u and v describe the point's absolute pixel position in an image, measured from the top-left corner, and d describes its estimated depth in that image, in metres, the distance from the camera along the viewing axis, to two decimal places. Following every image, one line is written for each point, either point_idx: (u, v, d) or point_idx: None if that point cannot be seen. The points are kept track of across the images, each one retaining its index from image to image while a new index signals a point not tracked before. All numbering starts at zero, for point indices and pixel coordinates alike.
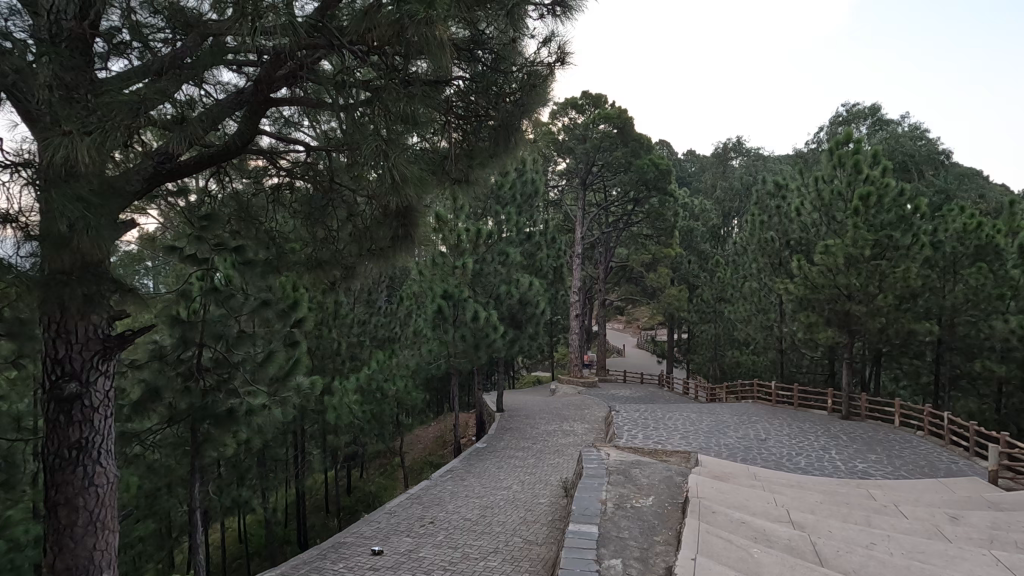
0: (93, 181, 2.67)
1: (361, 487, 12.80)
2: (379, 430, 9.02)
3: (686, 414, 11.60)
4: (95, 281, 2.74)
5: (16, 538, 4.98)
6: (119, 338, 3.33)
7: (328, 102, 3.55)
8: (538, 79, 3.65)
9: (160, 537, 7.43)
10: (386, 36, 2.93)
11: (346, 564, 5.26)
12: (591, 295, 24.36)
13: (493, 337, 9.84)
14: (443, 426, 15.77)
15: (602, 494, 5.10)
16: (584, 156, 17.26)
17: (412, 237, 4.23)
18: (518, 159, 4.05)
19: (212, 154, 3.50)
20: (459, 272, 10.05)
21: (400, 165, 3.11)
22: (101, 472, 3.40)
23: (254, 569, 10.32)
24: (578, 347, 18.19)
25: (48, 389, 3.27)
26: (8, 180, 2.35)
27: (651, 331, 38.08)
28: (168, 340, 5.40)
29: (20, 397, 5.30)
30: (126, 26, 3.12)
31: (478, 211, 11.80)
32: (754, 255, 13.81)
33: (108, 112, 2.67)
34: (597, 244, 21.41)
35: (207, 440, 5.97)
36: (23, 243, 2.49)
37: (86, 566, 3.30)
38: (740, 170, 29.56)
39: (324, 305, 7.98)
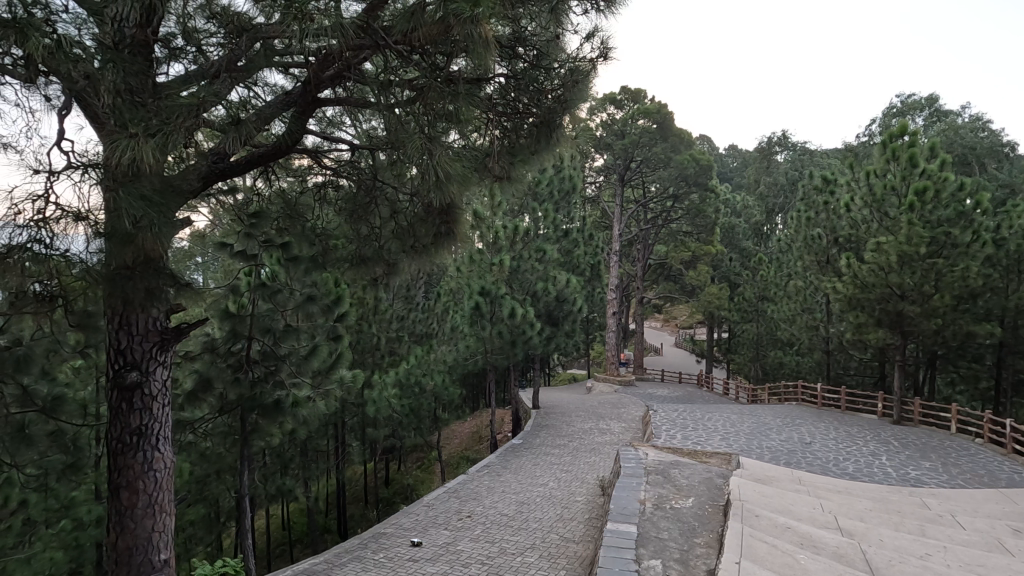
0: (154, 181, 2.77)
1: (399, 479, 13.06)
2: (417, 424, 9.18)
3: (725, 415, 11.36)
4: (156, 276, 2.91)
5: (80, 517, 5.46)
6: (176, 330, 3.52)
7: (372, 102, 3.60)
8: (580, 76, 3.66)
9: (209, 521, 7.79)
10: (430, 36, 2.95)
11: (386, 555, 5.38)
12: (628, 293, 24.06)
13: (530, 335, 9.79)
14: (478, 423, 15.86)
15: (641, 493, 5.05)
16: (623, 151, 16.97)
17: (455, 234, 4.29)
18: (559, 157, 4.06)
19: (262, 154, 3.61)
20: (495, 269, 10.05)
21: (444, 163, 3.15)
22: (159, 458, 3.57)
23: (296, 556, 10.67)
24: (614, 346, 18.00)
25: (111, 377, 3.45)
26: (79, 180, 2.47)
27: (690, 331, 37.40)
28: (219, 333, 5.63)
29: (85, 385, 5.63)
30: (182, 32, 3.29)
31: (515, 208, 11.77)
32: (801, 253, 13.34)
33: (170, 115, 2.82)
34: (635, 242, 21.12)
35: (254, 430, 6.20)
36: (93, 240, 2.59)
37: (145, 546, 3.48)
38: (785, 164, 28.52)
39: (365, 301, 8.18)
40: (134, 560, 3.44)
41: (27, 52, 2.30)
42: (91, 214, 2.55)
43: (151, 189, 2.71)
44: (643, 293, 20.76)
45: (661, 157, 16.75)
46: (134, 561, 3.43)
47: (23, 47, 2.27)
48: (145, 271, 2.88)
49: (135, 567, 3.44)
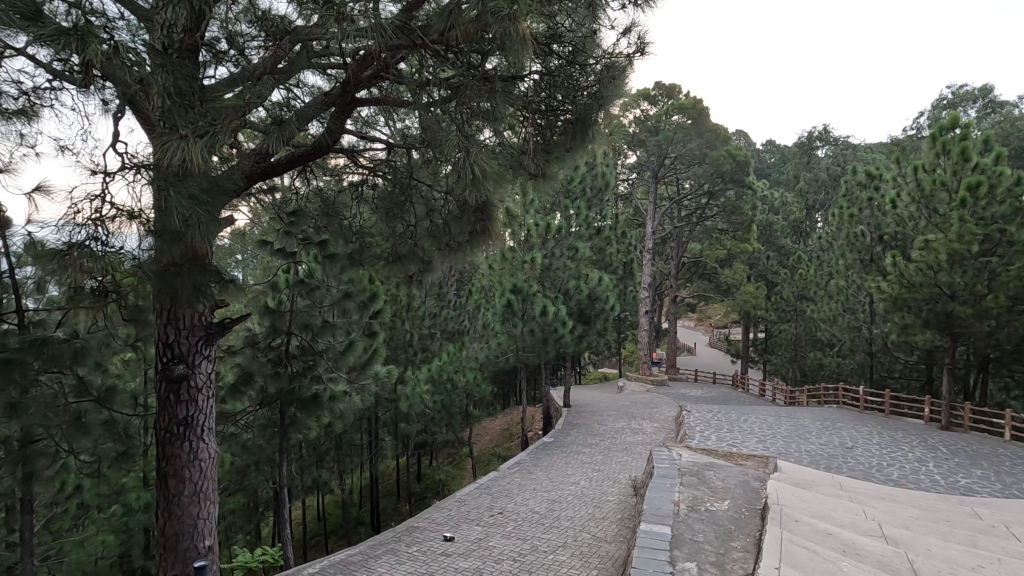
0: (202, 180, 2.86)
1: (430, 474, 13.26)
2: (448, 420, 9.27)
3: (762, 417, 11.08)
4: (202, 272, 3.03)
5: (129, 502, 5.94)
6: (220, 325, 3.64)
7: (408, 101, 3.65)
8: (617, 72, 3.62)
9: (249, 510, 8.07)
10: (466, 34, 2.96)
11: (419, 548, 5.45)
12: (661, 292, 23.71)
13: (561, 333, 9.67)
14: (509, 420, 15.92)
15: (675, 494, 5.00)
16: (656, 148, 16.72)
17: (490, 231, 4.31)
18: (593, 155, 4.03)
19: (301, 154, 3.72)
20: (527, 267, 10.02)
21: (480, 159, 3.14)
22: (203, 448, 3.70)
23: (331, 547, 10.95)
24: (646, 345, 17.78)
25: (160, 370, 3.59)
26: (131, 180, 2.57)
27: (724, 330, 36.70)
28: (260, 328, 5.82)
29: (134, 376, 5.89)
30: (224, 36, 3.41)
31: (547, 206, 11.73)
32: (842, 251, 12.91)
33: (217, 117, 2.92)
34: (669, 239, 20.79)
35: (293, 423, 6.39)
36: (145, 239, 2.67)
37: (190, 533, 3.62)
38: (827, 158, 27.50)
39: (398, 298, 8.30)
40: (180, 545, 3.58)
41: (86, 59, 2.40)
42: (143, 213, 2.61)
43: (199, 188, 2.81)
44: (676, 292, 20.45)
45: (696, 154, 16.41)
46: (180, 546, 3.57)
47: (82, 54, 2.38)
48: (192, 267, 3.00)
49: (181, 552, 3.58)
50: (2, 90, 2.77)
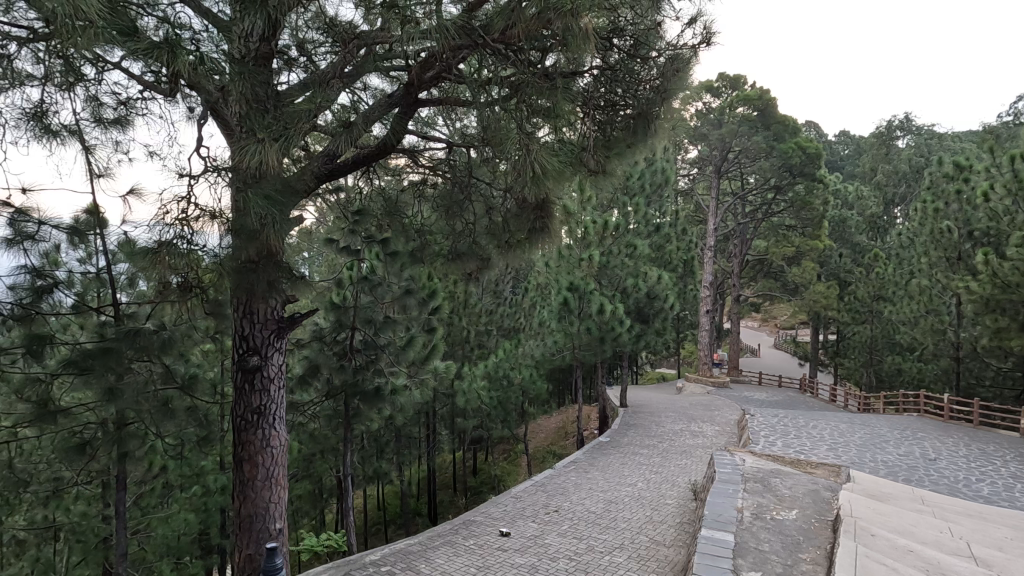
0: (275, 181, 3.01)
1: (486, 469, 13.43)
2: (504, 416, 9.34)
3: (833, 424, 10.49)
4: (275, 269, 3.20)
5: (207, 484, 6.34)
6: (291, 319, 3.83)
7: (468, 100, 3.69)
8: (681, 64, 3.52)
9: (315, 496, 8.45)
10: (526, 31, 2.95)
11: (476, 541, 5.53)
12: (722, 291, 22.92)
13: (619, 332, 9.47)
14: (564, 418, 15.87)
15: (738, 500, 4.81)
16: (719, 142, 16.17)
17: (550, 228, 4.25)
18: (654, 150, 3.94)
19: (366, 155, 3.84)
20: (584, 264, 9.94)
21: (541, 156, 3.13)
22: (275, 436, 3.90)
23: (390, 535, 11.32)
24: (707, 345, 17.24)
25: (236, 361, 3.82)
26: (213, 181, 2.75)
27: (791, 332, 35.08)
28: (327, 322, 6.10)
29: (212, 366, 6.29)
30: (295, 43, 3.60)
31: (604, 203, 11.58)
32: (925, 248, 12.01)
33: (291, 121, 3.07)
34: (732, 236, 20.04)
35: (356, 414, 6.64)
36: (224, 237, 2.85)
37: (263, 515, 3.82)
38: (910, 147, 25.50)
39: (456, 295, 8.44)
40: (254, 526, 3.80)
41: (176, 69, 2.58)
42: (222, 213, 2.81)
43: (274, 188, 2.96)
44: (739, 291, 19.70)
45: (762, 147, 15.67)
46: (253, 527, 3.79)
47: (172, 65, 2.55)
48: (267, 264, 3.16)
49: (255, 533, 3.80)
50: (102, 101, 3.03)
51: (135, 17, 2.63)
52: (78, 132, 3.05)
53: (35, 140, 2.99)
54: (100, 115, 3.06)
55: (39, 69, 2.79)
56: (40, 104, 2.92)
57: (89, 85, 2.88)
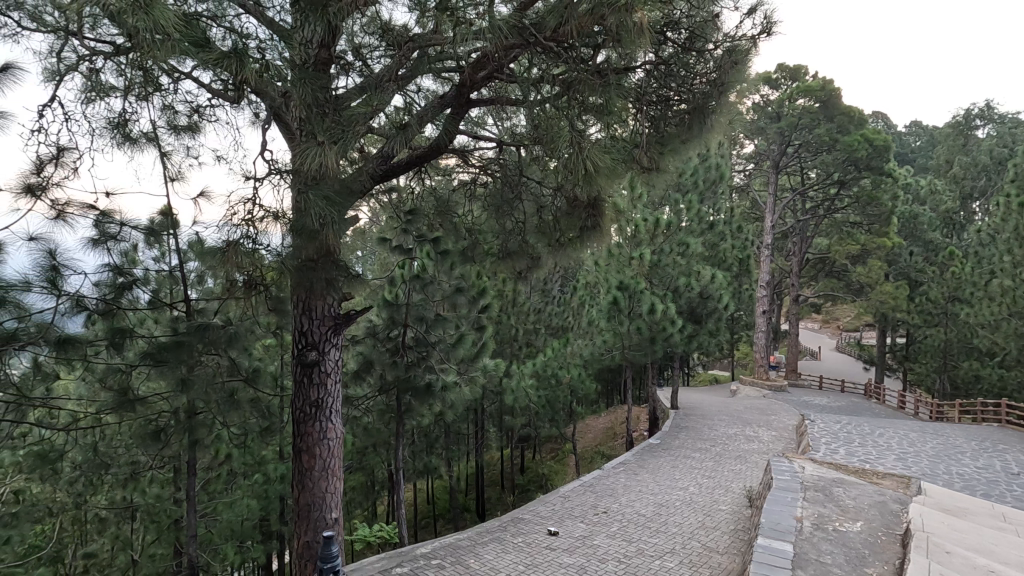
0: (334, 183, 3.12)
1: (534, 468, 13.45)
2: (552, 415, 9.33)
3: (901, 432, 9.88)
4: (333, 267, 3.32)
5: (268, 473, 6.64)
6: (347, 316, 3.97)
7: (519, 100, 3.70)
8: (739, 55, 3.40)
9: (367, 487, 8.71)
10: (577, 28, 2.93)
11: (524, 539, 5.55)
12: (780, 290, 22.05)
13: (670, 332, 9.25)
14: (613, 419, 15.69)
15: (797, 510, 4.61)
16: (778, 135, 15.58)
17: (601, 227, 4.21)
18: (709, 145, 3.84)
19: (419, 155, 3.92)
20: (635, 263, 9.77)
21: (593, 154, 3.11)
22: (331, 428, 4.04)
23: (439, 529, 11.52)
24: (763, 347, 16.63)
25: (296, 355, 3.99)
26: (276, 183, 2.90)
27: (856, 335, 33.31)
28: (380, 319, 6.28)
29: (273, 360, 6.59)
30: (350, 48, 3.71)
31: (656, 201, 11.35)
32: (1008, 246, 11.12)
33: (349, 123, 3.16)
34: (791, 234, 19.24)
35: (409, 409, 6.79)
36: (286, 237, 2.99)
37: (320, 504, 3.96)
38: (991, 137, 23.69)
39: (505, 293, 8.50)
40: (312, 514, 3.95)
41: (244, 76, 2.71)
42: (283, 214, 2.95)
43: (333, 189, 3.07)
44: (799, 291, 18.88)
45: (825, 140, 14.88)
46: (312, 515, 3.94)
47: (240, 73, 2.69)
48: (326, 262, 3.28)
49: (313, 521, 3.95)
50: (176, 109, 3.22)
51: (205, 28, 2.78)
52: (155, 138, 3.27)
53: (117, 147, 3.22)
54: (174, 122, 3.27)
55: (122, 81, 3.01)
56: (123, 113, 3.15)
57: (165, 94, 3.08)
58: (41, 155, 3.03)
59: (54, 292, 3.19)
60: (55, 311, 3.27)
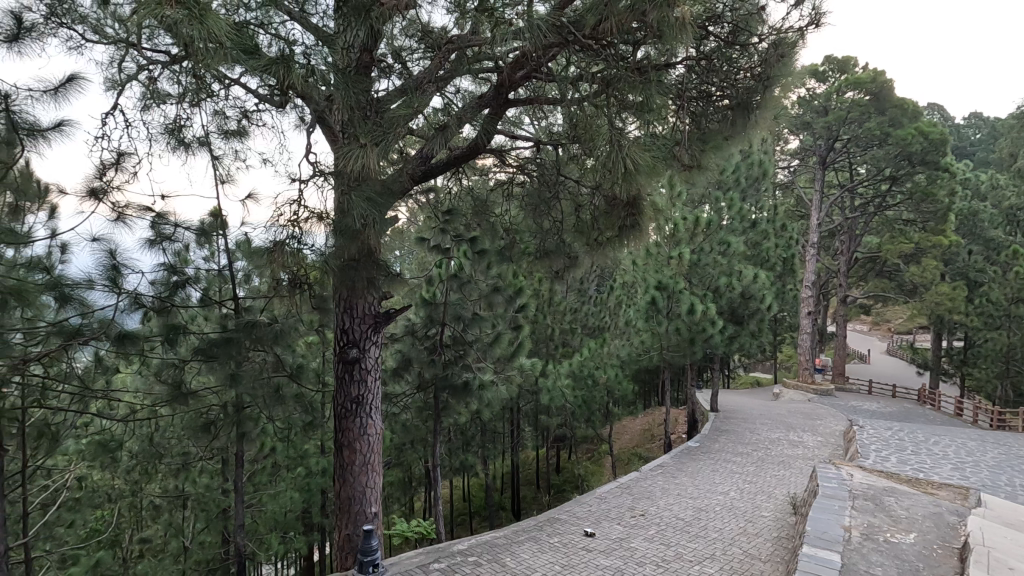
0: (375, 184, 3.18)
1: (569, 468, 13.39)
2: (589, 415, 9.26)
3: (959, 441, 9.38)
4: (374, 266, 3.39)
5: (310, 467, 6.82)
6: (386, 314, 4.04)
7: (557, 98, 3.68)
8: (785, 49, 3.30)
9: (405, 482, 8.84)
10: (616, 25, 2.89)
11: (560, 540, 5.53)
12: (826, 291, 21.27)
13: (710, 333, 9.02)
14: (650, 421, 15.47)
15: (845, 519, 4.43)
16: (825, 130, 15.03)
17: (641, 226, 4.05)
18: (753, 141, 3.73)
19: (459, 155, 3.97)
20: (674, 262, 9.58)
21: (633, 152, 3.07)
22: (371, 424, 4.12)
23: (475, 527, 11.61)
24: (808, 349, 16.08)
25: (338, 352, 4.09)
26: (320, 184, 2.98)
27: (909, 337, 31.81)
28: (418, 317, 6.38)
29: (315, 357, 6.76)
30: (390, 51, 3.77)
31: (696, 199, 11.13)
32: None
33: (391, 125, 3.22)
34: (839, 232, 18.53)
35: (446, 407, 6.87)
36: (328, 237, 3.07)
37: (360, 499, 4.05)
38: None
39: (541, 292, 8.49)
40: (353, 508, 4.04)
41: (291, 81, 2.80)
42: (326, 215, 3.04)
43: (374, 191, 3.13)
44: (846, 291, 18.18)
45: (876, 134, 14.24)
46: (352, 509, 4.03)
47: (287, 79, 2.78)
48: (367, 262, 3.36)
49: (353, 515, 4.04)
50: (226, 114, 3.34)
51: (254, 36, 2.88)
52: (207, 143, 3.41)
53: (172, 151, 3.37)
54: (225, 127, 3.39)
55: (176, 88, 3.15)
56: (177, 119, 3.29)
57: (217, 100, 3.19)
58: (103, 161, 3.20)
59: (115, 290, 3.35)
60: (115, 308, 3.38)
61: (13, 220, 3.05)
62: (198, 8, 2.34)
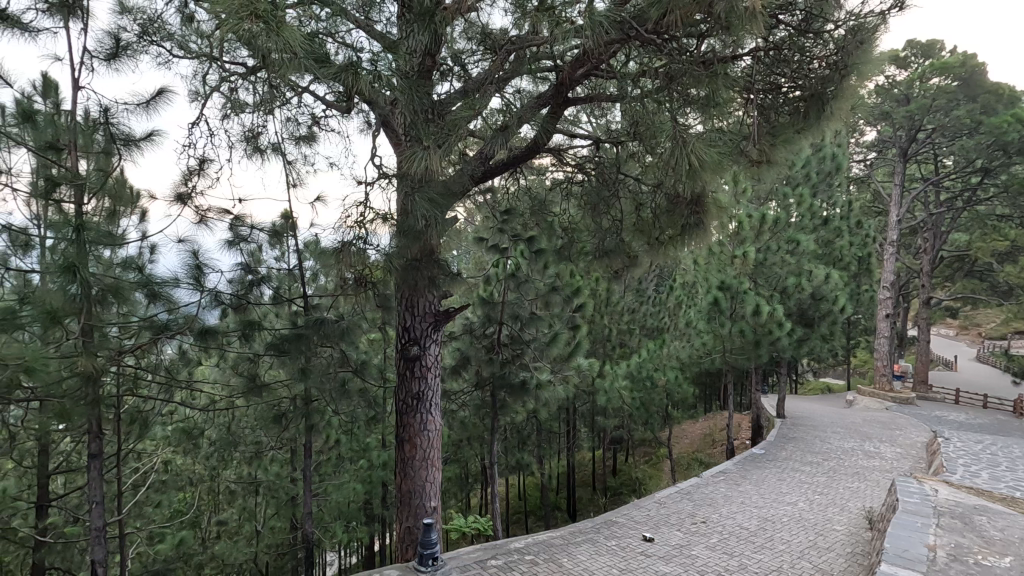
0: (438, 186, 3.24)
1: (626, 471, 13.19)
2: (647, 418, 9.06)
3: None
4: (434, 265, 3.47)
5: (372, 459, 7.06)
6: (446, 312, 4.12)
7: (618, 95, 3.63)
8: (864, 35, 3.10)
9: (462, 478, 9.00)
10: (681, 18, 2.80)
11: (618, 543, 5.45)
12: (907, 292, 19.88)
13: (778, 335, 8.52)
14: (711, 425, 15.00)
15: (929, 537, 4.12)
16: (906, 120, 14.05)
17: (704, 224, 3.90)
18: (828, 134, 3.52)
19: (518, 156, 3.99)
20: (738, 262, 9.14)
21: (699, 149, 2.97)
22: (431, 419, 4.21)
23: (530, 526, 11.65)
24: (886, 354, 15.06)
25: (400, 349, 4.21)
26: (385, 187, 3.12)
27: (1003, 343, 29.17)
28: (476, 316, 6.48)
29: (377, 353, 7.00)
30: (450, 55, 3.83)
31: (762, 195, 10.68)
32: None
33: (453, 127, 3.27)
34: (922, 229, 17.25)
35: (503, 405, 6.93)
36: (389, 238, 3.15)
37: (420, 493, 4.14)
38: None
39: (598, 292, 8.41)
40: (413, 501, 4.13)
41: (359, 87, 2.91)
42: (389, 216, 3.14)
43: (437, 192, 3.19)
44: (930, 293, 16.90)
45: (965, 122, 13.15)
46: (412, 502, 4.12)
47: (355, 85, 2.89)
48: (428, 261, 3.44)
49: (414, 508, 4.13)
50: (297, 120, 3.51)
51: (324, 45, 3.00)
52: (280, 149, 3.59)
53: (248, 157, 3.57)
54: (295, 132, 3.56)
55: (253, 97, 3.33)
56: (253, 127, 3.48)
57: (289, 107, 3.36)
58: (188, 168, 3.43)
59: (199, 288, 3.65)
60: (198, 304, 3.68)
61: (111, 223, 3.17)
62: (275, 22, 2.47)
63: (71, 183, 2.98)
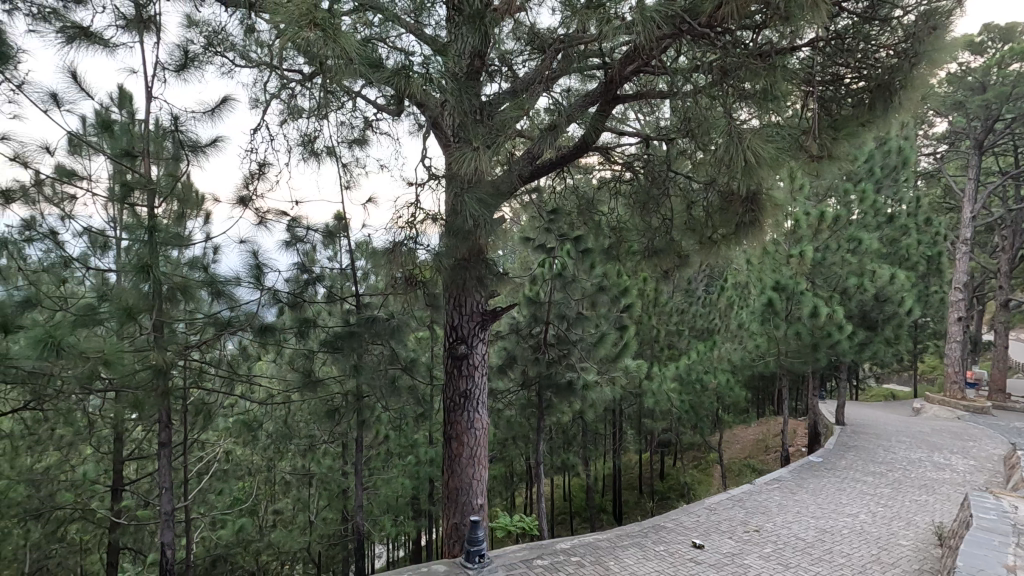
0: (486, 186, 3.26)
1: (675, 475, 12.92)
2: (697, 421, 8.83)
3: None
4: (482, 264, 3.50)
5: (420, 455, 7.20)
6: (493, 312, 4.14)
7: (669, 91, 3.55)
8: (937, 20, 2.86)
9: (508, 476, 9.04)
10: (736, 11, 2.71)
11: (666, 548, 5.35)
12: (982, 293, 18.53)
13: (838, 338, 8.04)
14: (765, 431, 14.48)
15: (1009, 557, 3.84)
16: (982, 109, 13.08)
17: (760, 223, 3.81)
18: (896, 127, 3.30)
19: (566, 155, 3.98)
20: (795, 262, 8.68)
21: (755, 144, 2.86)
22: (478, 418, 4.25)
23: (576, 526, 11.59)
24: (958, 360, 14.08)
25: (448, 348, 4.27)
26: (433, 188, 3.17)
27: None
28: (522, 316, 6.50)
29: (425, 351, 7.13)
30: (499, 56, 3.84)
31: (820, 192, 10.20)
32: None
33: (501, 127, 3.28)
34: (1000, 226, 16.04)
35: (549, 405, 6.92)
36: (437, 237, 3.21)
37: (467, 490, 4.18)
38: None
39: (646, 293, 8.25)
40: (460, 498, 4.18)
41: (410, 89, 2.96)
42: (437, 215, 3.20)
43: (485, 191, 3.21)
44: (1010, 294, 15.68)
45: None
46: (459, 499, 4.17)
47: (406, 88, 2.95)
48: (476, 261, 3.47)
49: (461, 505, 4.18)
50: (350, 123, 3.61)
51: (377, 50, 3.07)
52: (333, 152, 3.70)
53: (305, 161, 3.71)
54: (348, 135, 3.67)
55: (310, 103, 3.46)
56: (309, 131, 3.62)
57: (342, 111, 3.46)
58: (249, 171, 3.59)
59: (258, 286, 3.81)
60: (258, 302, 3.87)
61: (180, 225, 3.32)
62: (332, 28, 2.55)
63: (144, 188, 3.15)
